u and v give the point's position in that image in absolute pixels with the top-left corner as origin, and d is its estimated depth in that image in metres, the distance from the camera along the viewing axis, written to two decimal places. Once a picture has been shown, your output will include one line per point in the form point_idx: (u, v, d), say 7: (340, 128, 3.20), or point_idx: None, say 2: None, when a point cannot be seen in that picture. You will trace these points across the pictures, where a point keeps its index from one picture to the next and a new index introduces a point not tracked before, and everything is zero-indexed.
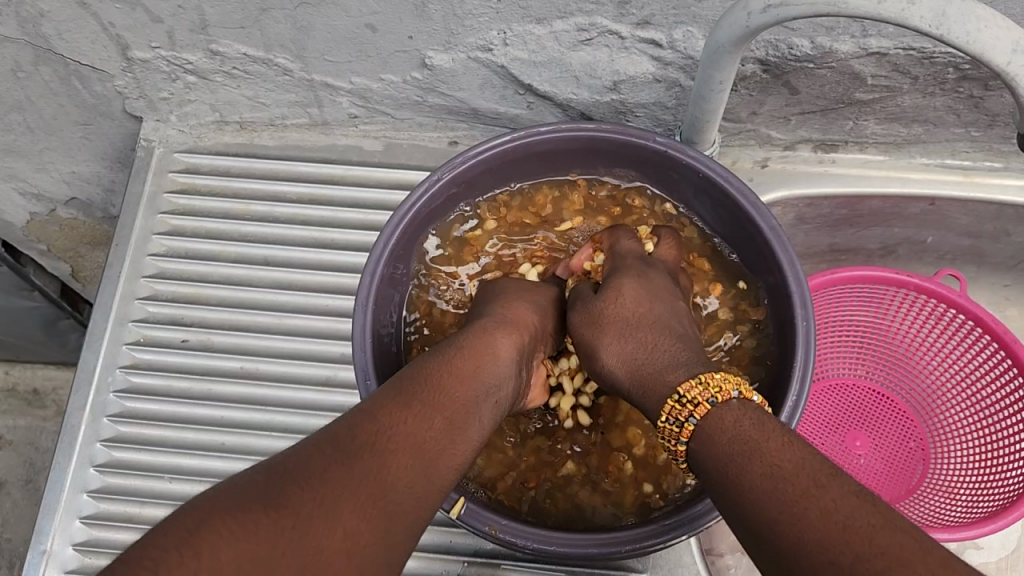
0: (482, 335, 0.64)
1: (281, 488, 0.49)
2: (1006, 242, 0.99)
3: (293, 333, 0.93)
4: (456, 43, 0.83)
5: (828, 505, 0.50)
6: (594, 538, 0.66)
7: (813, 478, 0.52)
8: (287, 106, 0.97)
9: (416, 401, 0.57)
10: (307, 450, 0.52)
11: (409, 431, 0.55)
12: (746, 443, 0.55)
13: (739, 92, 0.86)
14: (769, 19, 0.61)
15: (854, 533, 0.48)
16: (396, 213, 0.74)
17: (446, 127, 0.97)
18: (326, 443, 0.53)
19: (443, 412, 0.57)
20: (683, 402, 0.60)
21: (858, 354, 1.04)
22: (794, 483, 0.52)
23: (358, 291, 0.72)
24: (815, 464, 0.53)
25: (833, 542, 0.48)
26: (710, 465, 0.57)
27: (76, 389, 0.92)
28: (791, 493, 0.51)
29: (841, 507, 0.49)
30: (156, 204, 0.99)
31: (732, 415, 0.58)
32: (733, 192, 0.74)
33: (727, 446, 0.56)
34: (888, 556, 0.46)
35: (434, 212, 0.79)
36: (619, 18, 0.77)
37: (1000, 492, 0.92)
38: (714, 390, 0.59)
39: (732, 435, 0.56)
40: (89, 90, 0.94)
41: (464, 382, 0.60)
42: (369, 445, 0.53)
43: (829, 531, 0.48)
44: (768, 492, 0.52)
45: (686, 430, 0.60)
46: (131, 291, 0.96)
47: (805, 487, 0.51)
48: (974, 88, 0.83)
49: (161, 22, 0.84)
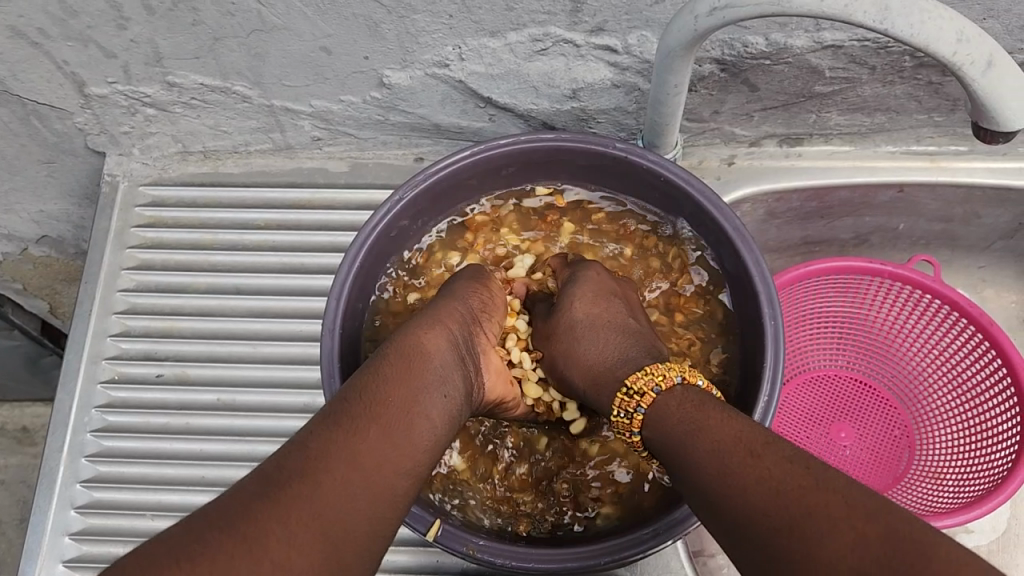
0: (412, 337, 0.62)
1: (215, 553, 0.46)
2: (977, 224, 0.99)
3: (269, 360, 0.93)
4: (412, 60, 0.83)
5: (763, 473, 0.51)
6: (572, 551, 0.66)
7: (749, 447, 0.53)
8: (249, 133, 0.96)
9: (351, 415, 0.55)
10: (237, 503, 0.49)
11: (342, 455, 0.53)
12: (689, 424, 0.57)
13: (699, 93, 0.86)
14: (715, 21, 0.61)
15: (787, 496, 0.50)
16: (361, 231, 0.73)
17: (411, 144, 0.97)
18: (259, 492, 0.49)
19: (380, 415, 0.56)
20: (631, 393, 0.62)
21: (837, 345, 1.04)
22: (733, 455, 0.53)
23: (324, 316, 0.72)
24: (754, 435, 0.54)
25: (767, 504, 0.50)
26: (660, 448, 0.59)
27: (54, 429, 0.91)
28: (733, 466, 0.53)
29: (776, 474, 0.51)
30: (124, 239, 0.98)
31: (676, 400, 0.60)
32: (693, 192, 0.74)
33: (676, 423, 0.58)
34: (813, 509, 0.48)
35: (394, 234, 0.78)
36: (573, 26, 0.77)
37: (986, 474, 0.92)
38: (659, 378, 0.61)
39: (677, 420, 0.58)
40: (49, 128, 0.93)
41: (397, 393, 0.58)
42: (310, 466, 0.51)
43: (767, 502, 0.50)
44: (711, 467, 0.54)
45: (636, 421, 0.62)
46: (102, 328, 0.95)
47: (744, 456, 0.53)
48: (931, 75, 0.83)
49: (115, 57, 0.84)
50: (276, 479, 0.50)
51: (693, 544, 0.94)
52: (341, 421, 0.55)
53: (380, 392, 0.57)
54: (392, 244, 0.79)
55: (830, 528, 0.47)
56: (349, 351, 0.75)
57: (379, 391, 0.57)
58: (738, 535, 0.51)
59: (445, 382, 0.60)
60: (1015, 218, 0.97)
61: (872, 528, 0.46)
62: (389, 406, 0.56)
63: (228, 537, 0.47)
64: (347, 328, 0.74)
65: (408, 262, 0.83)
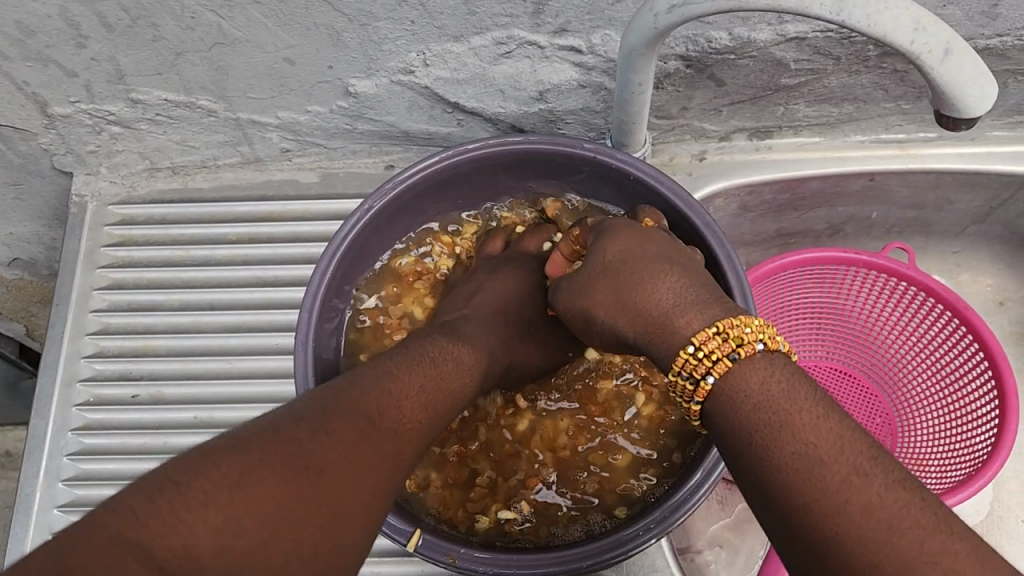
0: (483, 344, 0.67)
1: (307, 450, 0.48)
2: (950, 210, 1.00)
3: (245, 376, 0.92)
4: (376, 68, 0.82)
5: (870, 499, 0.46)
6: (552, 556, 0.66)
7: (854, 464, 0.48)
8: (217, 147, 0.95)
9: (427, 382, 0.58)
10: (321, 405, 0.51)
11: (418, 406, 0.56)
12: (773, 420, 0.51)
13: (666, 89, 0.86)
14: (675, 18, 0.61)
15: (903, 536, 0.44)
16: (332, 242, 0.73)
17: (381, 152, 0.96)
18: (348, 409, 0.52)
19: (445, 392, 0.59)
20: (700, 356, 0.56)
21: (816, 335, 1.04)
22: (829, 469, 0.48)
23: (297, 329, 0.71)
24: (855, 444, 0.49)
25: (874, 538, 0.45)
26: (732, 426, 0.54)
27: (29, 455, 0.90)
28: (830, 485, 0.47)
29: (888, 502, 0.46)
30: (94, 259, 0.97)
31: (754, 373, 0.54)
32: (664, 192, 0.74)
33: (755, 403, 0.53)
34: (943, 564, 0.43)
35: (365, 243, 0.78)
36: (536, 28, 0.77)
37: (968, 459, 0.93)
38: (734, 343, 0.55)
39: (759, 400, 0.52)
40: (13, 150, 0.92)
41: (464, 369, 0.62)
42: (392, 422, 0.54)
43: (873, 534, 0.45)
44: (801, 475, 0.49)
45: (701, 389, 0.56)
46: (76, 350, 0.94)
47: (847, 473, 0.47)
48: (896, 63, 0.83)
49: (76, 76, 0.83)
50: (365, 401, 0.53)
51: (679, 541, 0.94)
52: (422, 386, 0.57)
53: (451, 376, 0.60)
54: (363, 250, 0.79)
55: None
56: (323, 363, 0.74)
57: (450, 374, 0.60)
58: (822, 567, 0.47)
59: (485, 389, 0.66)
60: (986, 202, 0.98)
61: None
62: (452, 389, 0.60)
63: (322, 447, 0.48)
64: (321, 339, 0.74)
65: (383, 271, 0.83)
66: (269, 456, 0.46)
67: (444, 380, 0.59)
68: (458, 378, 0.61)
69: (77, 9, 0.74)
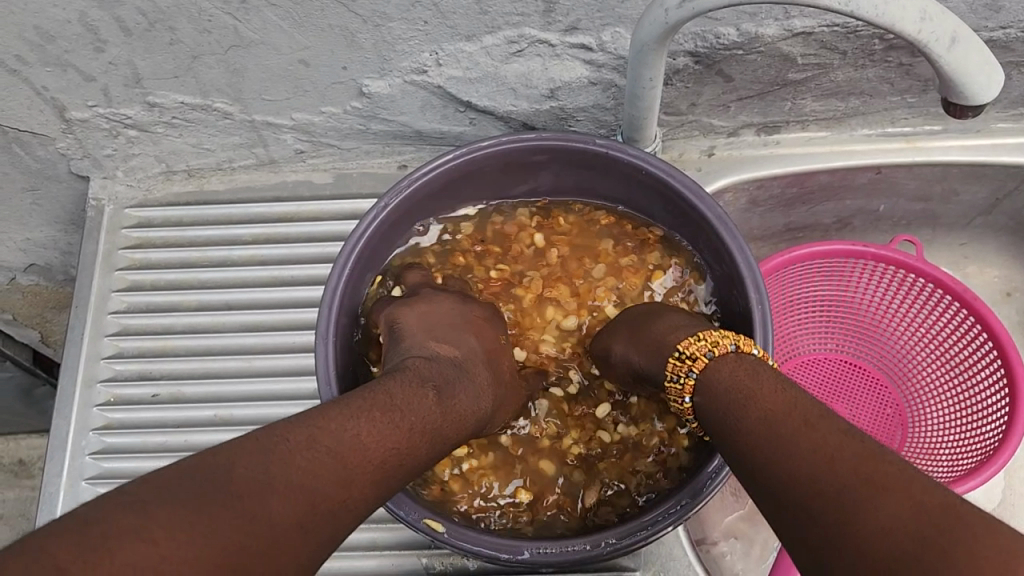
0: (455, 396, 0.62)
1: (225, 534, 0.43)
2: (956, 202, 1.01)
3: (265, 373, 0.93)
4: (390, 69, 0.84)
5: (817, 441, 0.50)
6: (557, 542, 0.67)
7: (805, 419, 0.52)
8: (232, 149, 0.96)
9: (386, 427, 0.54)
10: (254, 470, 0.46)
11: (367, 466, 0.52)
12: (741, 398, 0.56)
13: (675, 86, 0.88)
14: (685, 13, 0.62)
15: (843, 464, 0.47)
16: (355, 232, 0.74)
17: (394, 152, 0.98)
18: (283, 484, 0.47)
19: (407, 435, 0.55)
20: (684, 357, 0.62)
21: (826, 328, 1.05)
22: (785, 424, 0.52)
23: (318, 326, 0.72)
24: (806, 406, 0.53)
25: (815, 472, 0.48)
26: (713, 418, 0.58)
27: (51, 455, 0.91)
28: (784, 438, 0.51)
29: (831, 442, 0.49)
30: (112, 261, 0.98)
31: (726, 364, 0.59)
32: (676, 185, 0.75)
33: (728, 390, 0.57)
34: (873, 481, 0.46)
35: (400, 221, 0.79)
36: (547, 26, 0.78)
37: (979, 446, 0.93)
38: (711, 344, 0.61)
39: (729, 385, 0.58)
40: (31, 155, 0.94)
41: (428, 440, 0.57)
42: (340, 460, 0.50)
43: (815, 467, 0.48)
44: (763, 437, 0.52)
45: (688, 386, 0.62)
46: (96, 351, 0.95)
47: (797, 425, 0.51)
48: (901, 57, 0.84)
49: (94, 80, 0.84)
50: (310, 481, 0.48)
51: (695, 533, 0.95)
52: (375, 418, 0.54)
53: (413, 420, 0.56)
54: (406, 219, 0.80)
55: (887, 502, 0.44)
56: (346, 352, 0.75)
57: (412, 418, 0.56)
58: (788, 520, 0.49)
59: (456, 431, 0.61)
60: (992, 193, 0.99)
61: (931, 499, 0.43)
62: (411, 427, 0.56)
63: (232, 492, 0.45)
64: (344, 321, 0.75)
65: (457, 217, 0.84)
66: (182, 541, 0.42)
67: (408, 427, 0.56)
68: (415, 443, 0.56)
69: (97, 14, 0.76)
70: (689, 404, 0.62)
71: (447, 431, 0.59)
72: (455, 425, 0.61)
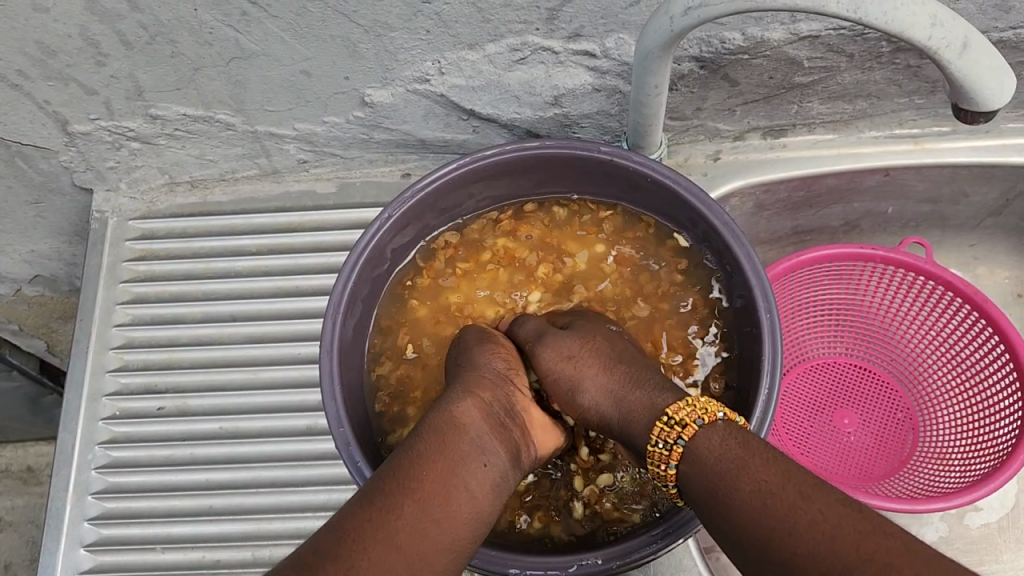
0: (443, 408, 0.61)
1: None
2: (965, 203, 1.00)
3: (269, 386, 0.93)
4: (393, 78, 0.83)
5: (816, 516, 0.50)
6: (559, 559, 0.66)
7: (800, 491, 0.52)
8: (234, 160, 0.96)
9: (397, 490, 0.54)
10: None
11: (397, 531, 0.52)
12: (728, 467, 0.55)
13: (680, 91, 0.87)
14: (692, 21, 0.61)
15: (844, 539, 0.48)
16: (363, 236, 0.74)
17: (397, 160, 0.97)
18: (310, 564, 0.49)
19: (424, 485, 0.55)
20: (672, 423, 0.58)
21: (836, 332, 1.04)
22: (776, 497, 0.52)
23: (322, 337, 0.71)
24: (799, 477, 0.53)
25: (822, 551, 0.48)
26: (698, 483, 0.56)
27: (57, 470, 0.91)
28: (781, 509, 0.51)
29: (830, 518, 0.50)
30: (116, 273, 0.98)
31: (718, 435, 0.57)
32: (683, 192, 0.74)
33: (716, 461, 0.55)
34: (876, 562, 0.46)
35: (407, 228, 0.78)
36: (550, 33, 0.77)
37: (992, 450, 0.92)
38: (701, 410, 0.58)
39: (720, 455, 0.56)
40: (34, 168, 0.93)
41: (430, 463, 0.57)
42: (365, 537, 0.51)
43: (823, 544, 0.48)
44: (756, 509, 0.52)
45: (676, 453, 0.58)
46: (100, 365, 0.95)
47: (795, 498, 0.51)
48: (909, 58, 0.83)
49: (95, 93, 0.84)
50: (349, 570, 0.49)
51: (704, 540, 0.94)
52: (377, 490, 0.55)
53: (421, 470, 0.56)
54: (409, 230, 0.79)
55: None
56: (349, 364, 0.74)
57: (420, 470, 0.56)
58: None
59: (486, 452, 0.59)
60: (1002, 193, 0.98)
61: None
62: (425, 476, 0.56)
63: None
64: (350, 325, 0.74)
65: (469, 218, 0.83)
66: None
67: (419, 479, 0.55)
68: (436, 476, 0.56)
69: (98, 28, 0.75)
70: (673, 470, 0.58)
71: (468, 447, 0.59)
72: (464, 434, 0.59)
